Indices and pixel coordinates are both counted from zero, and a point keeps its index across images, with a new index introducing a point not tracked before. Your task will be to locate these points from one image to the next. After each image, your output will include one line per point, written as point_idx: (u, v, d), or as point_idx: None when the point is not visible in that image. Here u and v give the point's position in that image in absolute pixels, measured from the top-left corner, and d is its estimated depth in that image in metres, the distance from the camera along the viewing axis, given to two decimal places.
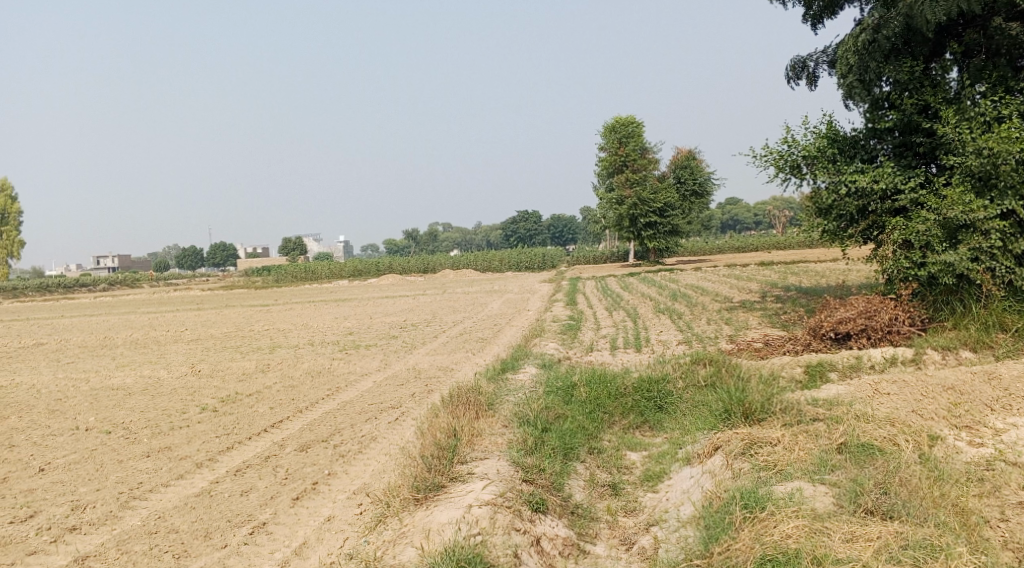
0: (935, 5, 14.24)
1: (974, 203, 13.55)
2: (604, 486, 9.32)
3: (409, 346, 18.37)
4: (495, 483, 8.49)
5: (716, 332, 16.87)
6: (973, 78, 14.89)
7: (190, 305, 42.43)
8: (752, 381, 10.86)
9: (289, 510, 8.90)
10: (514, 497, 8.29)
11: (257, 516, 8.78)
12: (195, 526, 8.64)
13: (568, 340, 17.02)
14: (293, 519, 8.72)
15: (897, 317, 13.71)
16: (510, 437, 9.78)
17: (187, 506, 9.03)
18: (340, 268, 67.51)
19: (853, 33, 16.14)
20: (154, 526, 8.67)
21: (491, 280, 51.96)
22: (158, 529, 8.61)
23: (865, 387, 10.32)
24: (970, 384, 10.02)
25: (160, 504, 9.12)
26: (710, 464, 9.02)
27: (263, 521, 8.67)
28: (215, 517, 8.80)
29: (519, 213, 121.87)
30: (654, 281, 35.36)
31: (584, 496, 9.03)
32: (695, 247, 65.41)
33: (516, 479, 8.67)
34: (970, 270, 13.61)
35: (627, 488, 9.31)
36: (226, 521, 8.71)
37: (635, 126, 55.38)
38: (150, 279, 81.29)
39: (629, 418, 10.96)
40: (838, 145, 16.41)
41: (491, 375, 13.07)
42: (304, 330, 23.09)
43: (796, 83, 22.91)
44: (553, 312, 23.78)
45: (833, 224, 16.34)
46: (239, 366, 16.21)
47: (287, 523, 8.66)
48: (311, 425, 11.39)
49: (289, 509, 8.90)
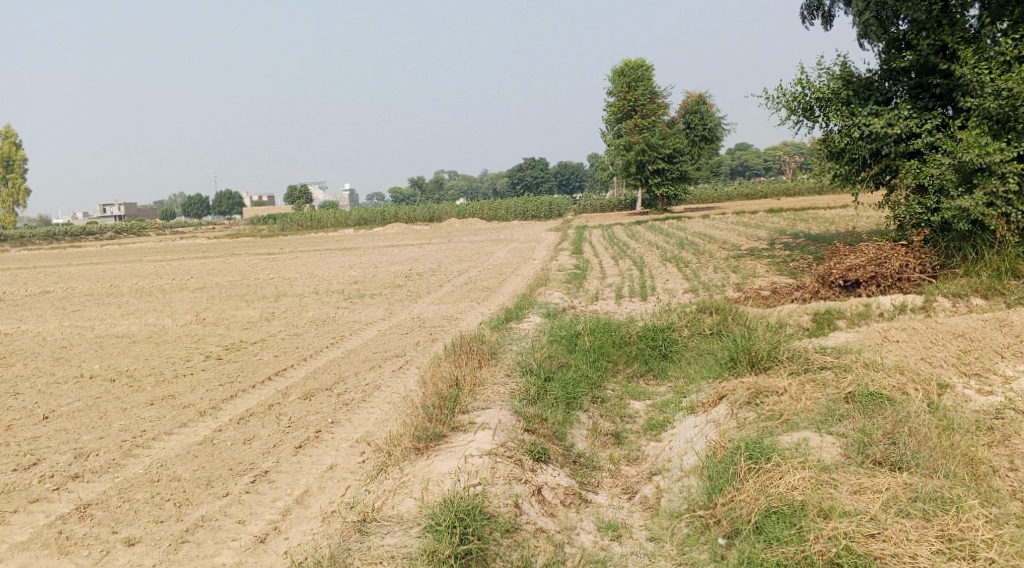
0: None
1: (990, 145, 13.21)
2: (607, 435, 9.29)
3: (413, 295, 18.30)
4: (496, 433, 8.47)
5: (723, 279, 16.74)
6: (995, 16, 14.51)
7: (196, 253, 42.38)
8: (759, 330, 10.77)
9: (291, 458, 8.91)
10: (517, 447, 8.28)
11: (260, 465, 8.80)
12: (198, 474, 8.66)
13: (573, 289, 16.92)
14: (296, 467, 8.73)
15: (907, 264, 13.58)
16: (513, 386, 9.74)
17: (189, 455, 9.04)
18: (346, 216, 67.28)
19: None
20: (157, 474, 8.69)
21: (497, 228, 51.70)
22: (161, 477, 8.63)
23: (874, 334, 10.22)
24: (980, 331, 9.93)
25: (163, 452, 9.14)
26: (714, 413, 8.97)
27: (266, 469, 8.69)
28: (218, 465, 8.81)
29: (526, 160, 120.88)
30: (661, 229, 35.10)
31: (587, 445, 9.01)
32: (703, 194, 64.87)
33: (518, 429, 8.64)
34: (985, 215, 13.36)
35: (630, 437, 9.29)
36: (228, 469, 8.73)
37: (644, 70, 54.52)
38: (155, 227, 81.19)
39: (633, 366, 10.88)
40: (853, 86, 16.10)
41: (494, 324, 13.01)
42: (309, 278, 23.04)
43: (810, 23, 22.43)
44: (558, 260, 23.64)
45: (845, 169, 16.10)
46: (243, 315, 16.18)
47: (289, 471, 8.68)
48: (315, 373, 11.38)
49: (291, 458, 8.91)
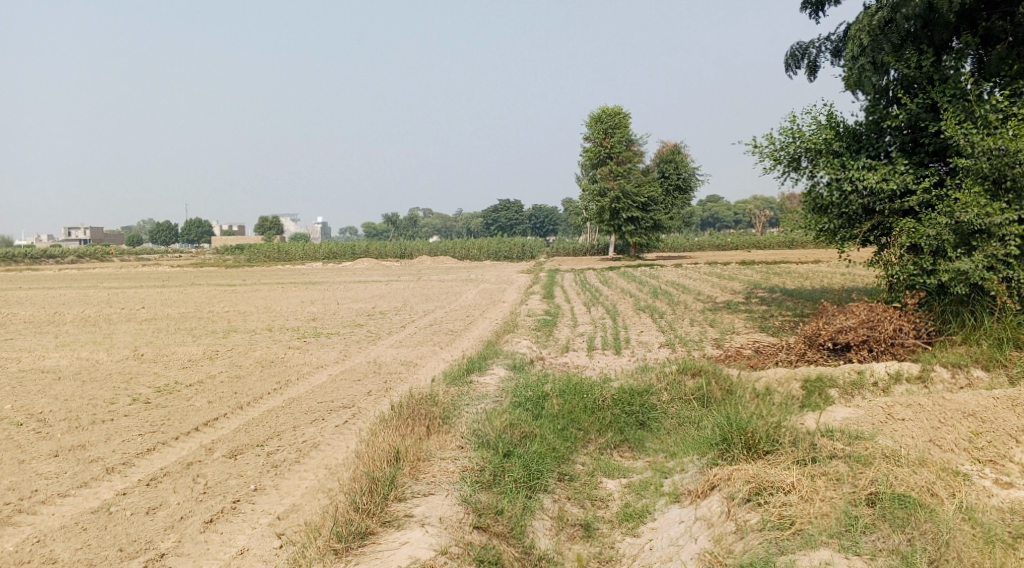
0: None
1: (990, 206, 12.65)
2: (575, 525, 8.31)
3: (373, 337, 17.21)
4: (436, 534, 7.51)
5: (700, 334, 15.94)
6: (994, 69, 13.94)
7: (156, 281, 40.91)
8: (746, 405, 9.88)
9: (197, 537, 7.82)
10: (461, 555, 7.30)
11: (157, 545, 7.69)
12: (79, 555, 7.54)
13: (542, 338, 16.03)
14: (201, 549, 7.65)
15: (902, 328, 12.78)
16: (465, 464, 8.77)
17: (77, 527, 7.92)
18: (313, 249, 66.09)
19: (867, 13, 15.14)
20: (30, 553, 7.57)
21: (469, 268, 50.87)
22: (34, 558, 7.51)
23: (876, 410, 9.35)
24: (992, 411, 9.13)
25: (48, 522, 8.01)
26: (705, 509, 8.09)
27: (163, 552, 7.59)
28: (106, 543, 7.70)
29: (500, 201, 120.94)
30: (634, 276, 34.63)
31: (552, 541, 8.02)
32: (676, 243, 64.87)
33: (465, 528, 7.69)
34: (985, 279, 12.69)
35: (602, 528, 8.31)
36: (118, 550, 7.61)
37: (622, 117, 54.38)
38: (117, 252, 79.36)
39: (606, 436, 9.92)
40: (843, 137, 15.49)
41: (454, 377, 12.03)
42: (265, 313, 21.89)
43: (796, 72, 22.05)
44: (529, 305, 22.70)
45: (833, 223, 15.43)
46: (185, 351, 15.03)
47: (191, 554, 7.59)
48: (249, 425, 10.28)
49: (198, 536, 7.82)
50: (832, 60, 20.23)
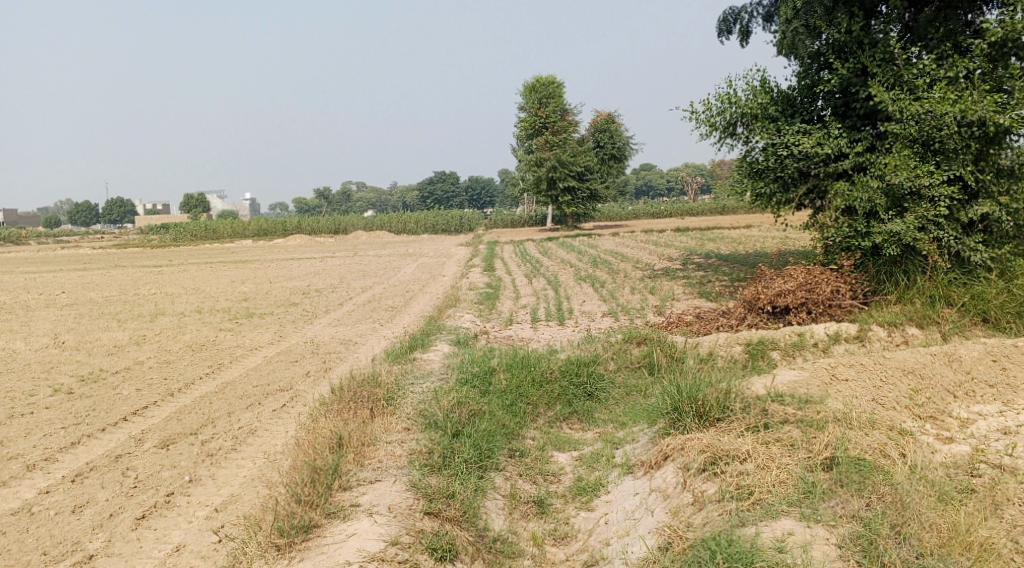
0: None
1: (920, 168, 12.89)
2: (528, 503, 8.26)
3: (309, 316, 16.79)
4: (387, 523, 7.31)
5: (641, 301, 15.99)
6: (922, 32, 14.16)
7: (80, 264, 39.50)
8: (694, 372, 9.89)
9: (129, 535, 7.53)
10: (413, 544, 7.12)
11: (85, 545, 7.39)
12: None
13: (485, 311, 15.87)
14: (133, 548, 7.37)
15: (839, 290, 12.99)
16: (413, 447, 8.61)
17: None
18: (245, 226, 64.54)
19: None
20: None
21: (406, 242, 50.25)
22: None
23: (820, 371, 9.47)
24: (930, 367, 9.38)
25: None
26: (659, 480, 8.11)
27: (92, 553, 7.29)
28: (30, 547, 7.38)
29: (435, 174, 119.94)
30: (573, 246, 34.60)
31: (505, 521, 7.96)
32: (611, 212, 65.25)
33: (416, 514, 7.52)
34: (916, 240, 12.96)
35: (555, 504, 8.28)
36: (41, 554, 7.29)
37: (556, 87, 54.12)
38: (36, 235, 76.39)
39: (555, 409, 9.88)
40: (778, 102, 15.61)
41: (396, 354, 11.81)
42: (195, 294, 21.25)
43: (728, 38, 22.14)
44: (469, 278, 22.49)
45: (769, 188, 15.58)
46: (112, 337, 14.45)
47: (123, 553, 7.32)
48: (181, 412, 9.91)
49: (129, 534, 7.54)
50: (763, 25, 20.35)
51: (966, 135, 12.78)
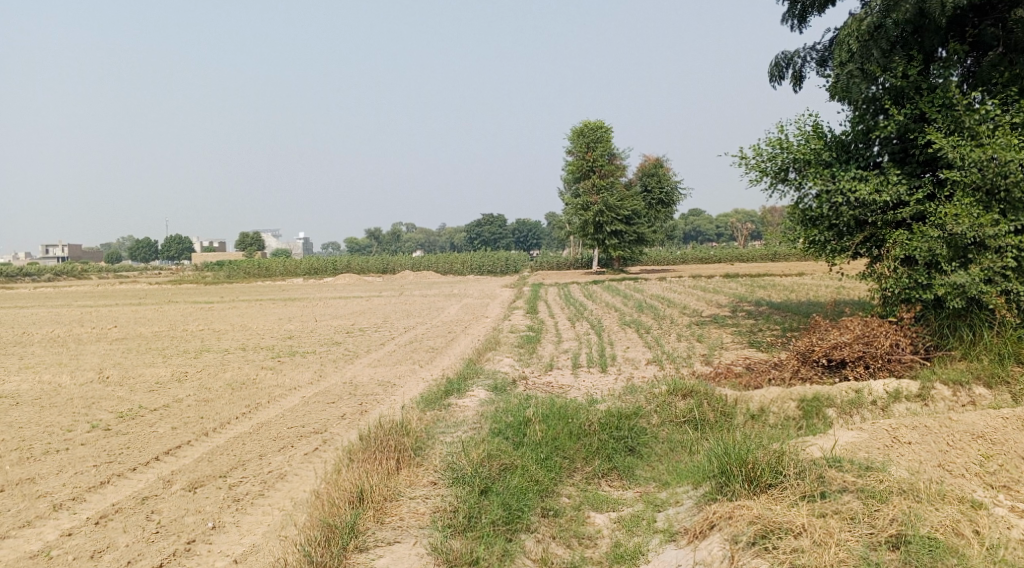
0: None
1: (984, 218, 12.36)
2: None
3: (350, 355, 16.64)
4: None
5: (687, 349, 15.54)
6: (985, 77, 13.76)
7: (133, 299, 40.25)
8: (745, 433, 9.48)
9: None
10: None
11: None
12: None
13: (525, 355, 15.58)
14: None
15: (898, 344, 12.42)
16: (435, 503, 8.45)
17: None
18: (295, 265, 65.37)
19: (855, 17, 14.85)
20: None
21: (452, 283, 50.32)
22: None
23: (881, 433, 8.91)
24: (1002, 432, 8.85)
25: None
26: (703, 551, 7.68)
27: None
28: None
29: (484, 216, 120.75)
30: (619, 290, 34.25)
31: None
32: (659, 257, 64.75)
33: None
34: (982, 293, 12.36)
35: None
36: None
37: (604, 131, 54.10)
38: (96, 269, 78.38)
39: (593, 465, 9.47)
40: (832, 147, 15.18)
41: (430, 400, 11.59)
42: (240, 331, 21.31)
43: (780, 82, 21.82)
44: (512, 321, 22.22)
45: (823, 236, 15.09)
46: (153, 373, 14.45)
47: None
48: (212, 453, 9.79)
49: None
50: (817, 69, 19.99)
51: None
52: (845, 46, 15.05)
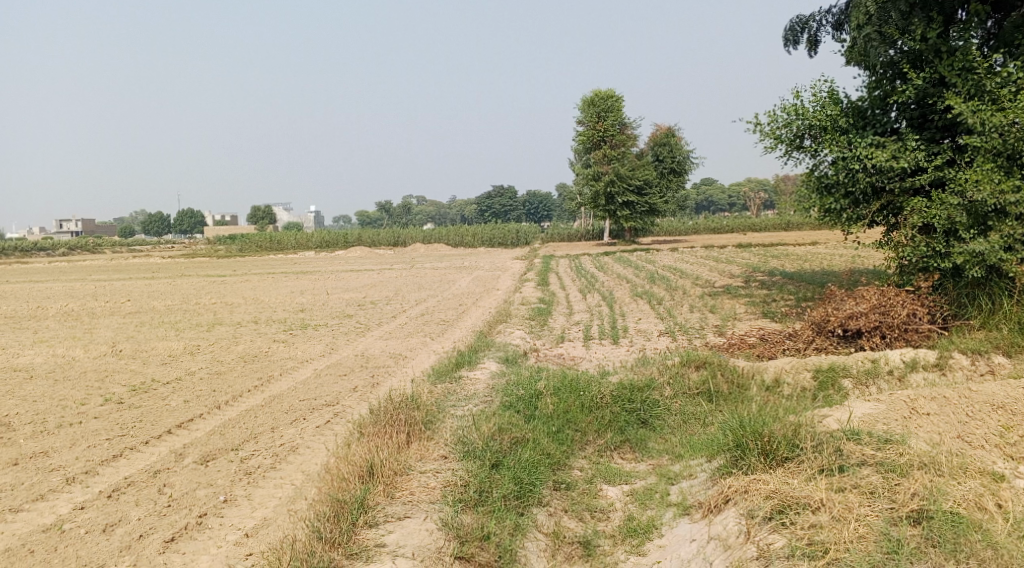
0: None
1: (1005, 184, 12.15)
2: (573, 544, 7.79)
3: (362, 328, 16.62)
4: None
5: (700, 320, 15.44)
6: (1008, 38, 13.45)
7: (144, 273, 40.34)
8: (760, 405, 9.42)
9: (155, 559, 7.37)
10: None
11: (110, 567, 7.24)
12: None
13: (537, 326, 15.51)
14: None
15: (915, 313, 12.28)
16: (446, 478, 8.42)
17: (26, 549, 7.49)
18: (306, 237, 65.38)
19: None
20: None
21: (464, 255, 50.23)
22: None
23: (899, 404, 8.88)
24: (1023, 402, 8.66)
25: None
26: (719, 526, 7.64)
27: None
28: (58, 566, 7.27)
29: (495, 187, 120.36)
30: (630, 261, 34.08)
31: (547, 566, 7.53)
32: (671, 227, 64.44)
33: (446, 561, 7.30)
34: (1002, 260, 12.17)
35: (603, 546, 7.79)
36: None
37: (615, 100, 53.45)
38: (108, 244, 78.65)
39: (606, 438, 9.43)
40: (849, 113, 14.92)
41: (441, 373, 11.55)
42: (252, 304, 21.31)
43: (795, 46, 21.47)
44: (523, 292, 22.13)
45: (839, 204, 14.89)
46: (165, 346, 14.47)
47: None
48: (224, 426, 9.83)
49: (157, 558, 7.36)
50: (833, 32, 19.65)
51: None
52: (863, 9, 14.74)
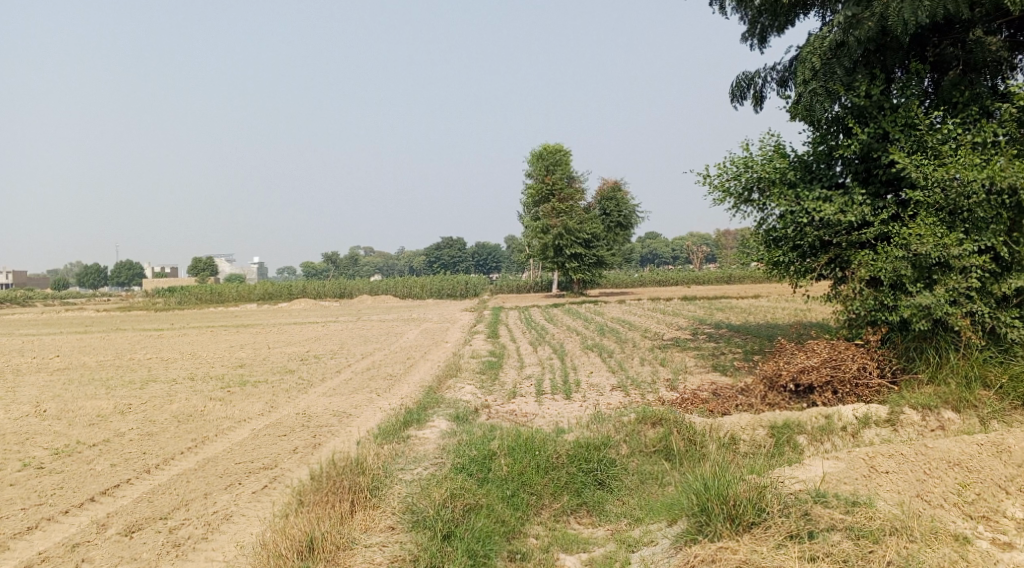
0: (916, 10, 13.08)
1: (949, 238, 12.40)
2: None
3: (305, 384, 16.10)
4: None
5: (651, 374, 15.33)
6: (947, 95, 13.86)
7: (77, 326, 38.86)
8: (720, 464, 9.36)
9: None
10: None
11: None
12: None
13: (488, 381, 15.20)
14: None
15: (865, 367, 12.31)
16: (392, 551, 8.09)
17: None
18: (249, 289, 64.10)
19: (818, 35, 14.88)
20: None
21: (412, 308, 49.72)
22: None
23: (858, 461, 8.84)
24: (978, 460, 8.94)
25: None
26: None
27: None
28: None
29: (442, 240, 120.32)
30: (580, 313, 34.03)
31: None
32: (617, 279, 64.93)
33: None
34: (949, 313, 12.36)
35: None
36: None
37: (562, 155, 54.27)
38: (41, 296, 76.03)
39: (562, 501, 9.20)
40: (796, 167, 15.13)
41: (387, 433, 11.13)
42: (188, 360, 20.58)
43: (741, 102, 21.88)
44: (473, 345, 21.80)
45: (788, 256, 15.02)
46: (95, 405, 13.78)
47: None
48: (154, 492, 9.41)
49: None
50: (778, 90, 20.08)
51: (996, 202, 12.36)
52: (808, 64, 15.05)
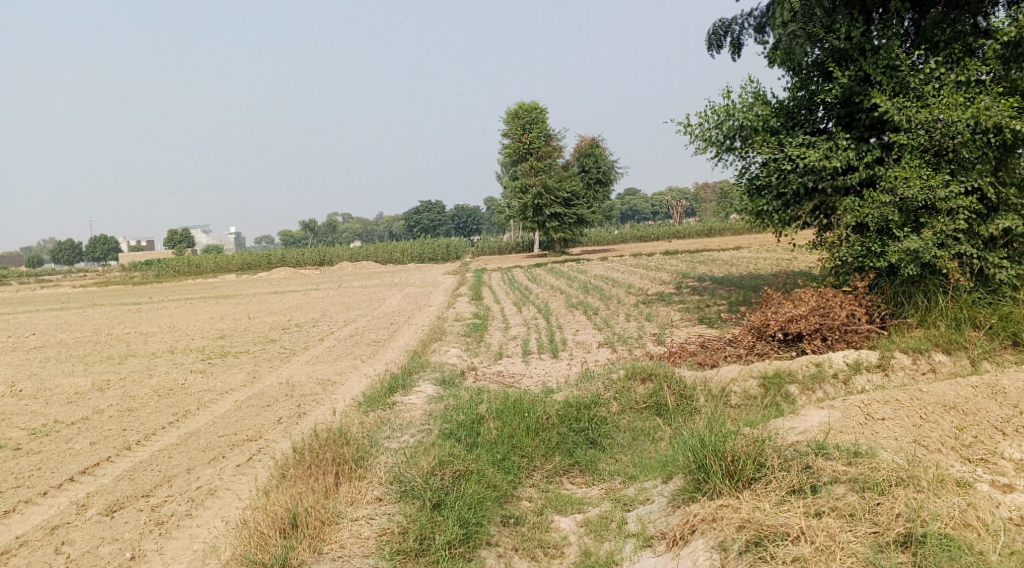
0: None
1: (934, 180, 12.28)
2: None
3: (287, 353, 15.88)
4: None
5: (638, 329, 15.23)
6: (928, 34, 13.64)
7: (54, 304, 38.28)
8: (714, 418, 9.27)
9: None
10: None
11: None
12: None
13: (473, 343, 15.05)
14: None
15: (854, 314, 12.23)
16: (381, 523, 7.97)
17: None
18: (228, 260, 63.45)
19: None
20: None
21: (393, 273, 49.39)
22: None
23: (854, 411, 8.92)
24: (973, 402, 8.94)
25: None
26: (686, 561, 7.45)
27: None
28: None
29: (422, 203, 119.52)
30: (563, 272, 33.87)
31: None
32: (599, 236, 64.78)
33: None
34: (937, 257, 12.25)
35: None
36: None
37: (539, 113, 53.55)
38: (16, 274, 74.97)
39: (554, 462, 9.11)
40: (777, 114, 14.92)
41: (372, 401, 10.97)
42: (168, 333, 20.26)
43: (719, 51, 21.59)
44: (457, 308, 21.60)
45: (772, 205, 14.87)
46: (72, 383, 13.52)
47: None
48: (134, 469, 9.22)
49: None
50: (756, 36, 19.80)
51: (981, 141, 12.23)
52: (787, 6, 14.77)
